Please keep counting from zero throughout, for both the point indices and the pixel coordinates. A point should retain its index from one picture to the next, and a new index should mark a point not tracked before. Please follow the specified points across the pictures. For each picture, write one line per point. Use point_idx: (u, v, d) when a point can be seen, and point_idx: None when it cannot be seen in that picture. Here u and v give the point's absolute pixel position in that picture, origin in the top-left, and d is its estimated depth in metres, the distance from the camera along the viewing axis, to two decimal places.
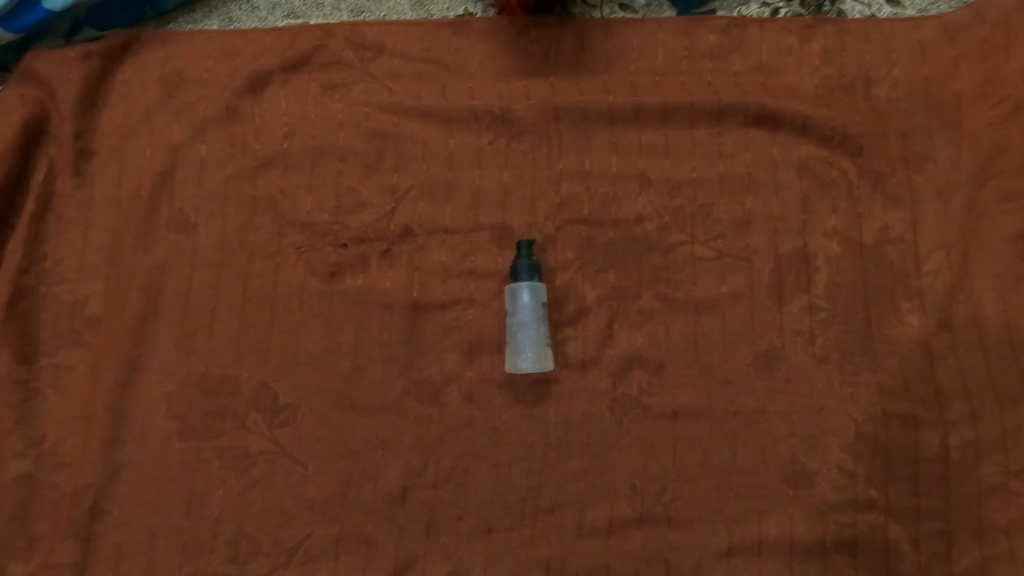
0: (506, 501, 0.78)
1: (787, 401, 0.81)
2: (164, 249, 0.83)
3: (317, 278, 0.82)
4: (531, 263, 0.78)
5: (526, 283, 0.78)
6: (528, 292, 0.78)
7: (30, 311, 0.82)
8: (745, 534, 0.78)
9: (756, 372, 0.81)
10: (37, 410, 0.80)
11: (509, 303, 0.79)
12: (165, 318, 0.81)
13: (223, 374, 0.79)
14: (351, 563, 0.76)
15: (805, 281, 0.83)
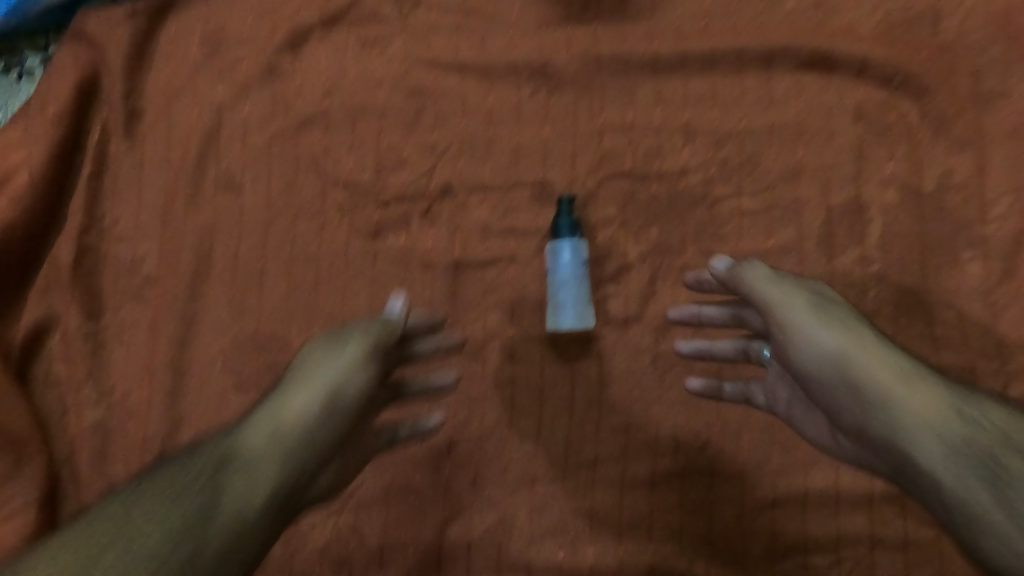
0: (549, 454, 0.79)
1: None
2: (213, 209, 0.85)
3: (361, 238, 0.83)
4: (571, 221, 0.78)
5: (567, 241, 0.78)
6: (568, 250, 0.77)
7: (94, 269, 0.85)
8: (790, 486, 0.78)
9: None
10: (105, 364, 0.83)
11: (550, 262, 0.79)
12: (217, 275, 0.83)
13: (274, 332, 0.81)
14: (401, 511, 0.78)
15: (858, 232, 0.81)
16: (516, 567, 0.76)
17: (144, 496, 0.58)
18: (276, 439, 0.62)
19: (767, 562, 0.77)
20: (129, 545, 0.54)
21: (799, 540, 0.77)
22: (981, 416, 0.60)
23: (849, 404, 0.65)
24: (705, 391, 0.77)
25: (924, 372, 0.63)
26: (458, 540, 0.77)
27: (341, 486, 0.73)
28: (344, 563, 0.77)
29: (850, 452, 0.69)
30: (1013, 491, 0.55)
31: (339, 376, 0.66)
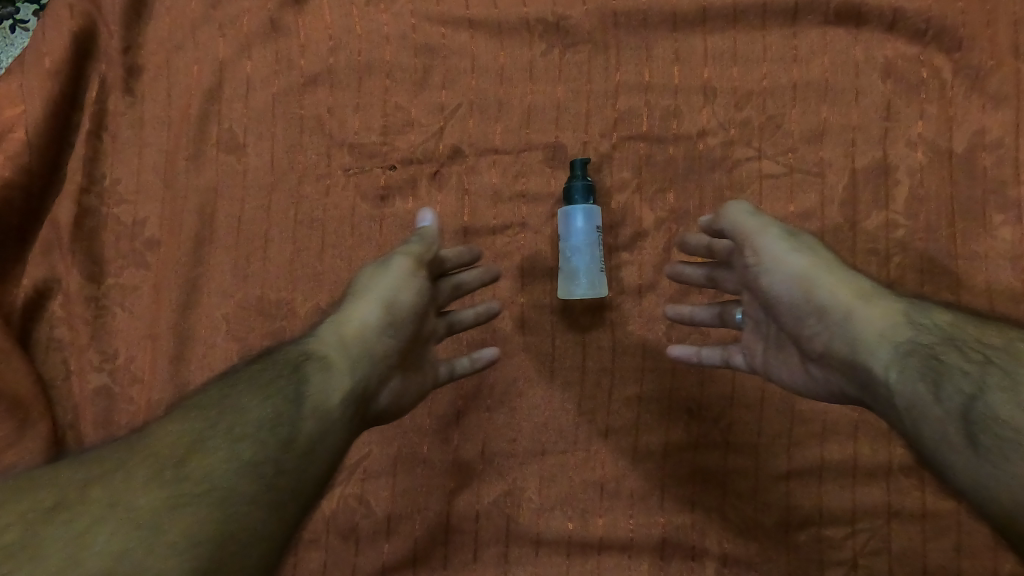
0: (560, 424, 0.77)
1: None
2: (215, 170, 0.82)
3: (367, 201, 0.80)
4: (586, 183, 0.74)
5: (581, 206, 0.75)
6: (582, 215, 0.75)
7: (94, 230, 0.83)
8: (806, 457, 0.76)
9: None
10: (108, 329, 0.81)
11: (563, 227, 0.76)
12: (220, 239, 0.81)
13: (279, 297, 0.79)
14: (409, 481, 0.77)
15: (883, 196, 0.78)
16: (525, 538, 0.75)
17: (237, 383, 0.56)
18: (348, 339, 0.62)
19: (781, 535, 0.75)
20: (233, 422, 0.52)
21: (814, 512, 0.76)
22: (932, 322, 0.56)
23: (816, 328, 0.61)
24: (689, 360, 0.73)
25: (881, 292, 0.59)
26: (466, 511, 0.76)
27: (389, 413, 0.68)
28: (350, 533, 0.76)
29: (821, 386, 0.63)
30: (951, 384, 0.51)
31: (398, 284, 0.67)
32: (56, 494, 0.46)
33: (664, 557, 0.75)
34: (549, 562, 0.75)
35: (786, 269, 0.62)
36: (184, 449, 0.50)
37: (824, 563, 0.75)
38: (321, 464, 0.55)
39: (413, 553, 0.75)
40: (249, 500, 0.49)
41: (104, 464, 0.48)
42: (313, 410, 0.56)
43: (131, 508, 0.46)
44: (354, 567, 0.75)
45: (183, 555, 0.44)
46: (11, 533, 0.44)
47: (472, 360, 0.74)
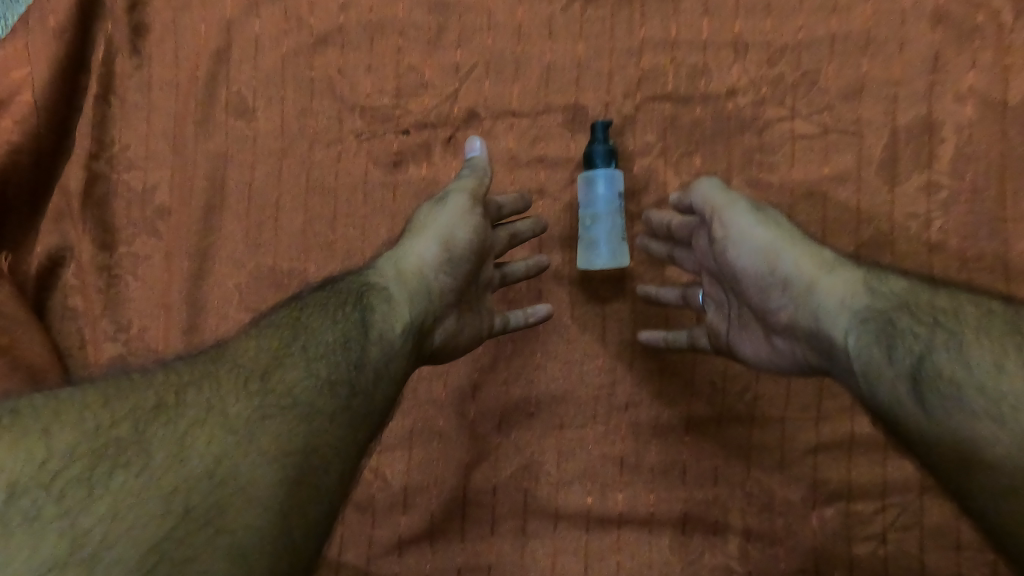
0: (578, 398, 0.75)
1: None
2: (225, 135, 0.80)
3: (380, 168, 0.78)
4: (607, 147, 0.71)
5: (601, 171, 0.71)
6: (603, 181, 0.71)
7: (105, 196, 0.82)
8: (835, 431, 0.74)
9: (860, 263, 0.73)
10: (121, 297, 0.80)
11: (583, 193, 0.73)
12: (231, 208, 0.79)
13: (291, 268, 0.78)
14: (425, 454, 0.76)
15: (926, 155, 0.73)
16: (543, 512, 0.74)
17: (306, 310, 0.59)
18: (409, 274, 0.64)
19: (807, 510, 0.73)
20: (309, 344, 0.56)
21: (842, 487, 0.73)
22: (887, 288, 0.58)
23: (780, 300, 0.63)
24: (657, 342, 0.74)
25: (843, 261, 0.61)
26: (483, 485, 0.75)
27: (450, 354, 0.69)
28: (367, 507, 0.76)
29: (787, 357, 0.65)
30: (903, 347, 0.54)
31: (455, 220, 0.67)
32: (154, 396, 0.49)
33: (685, 532, 0.74)
34: (567, 536, 0.74)
35: (747, 242, 0.64)
36: (265, 365, 0.53)
37: (851, 539, 0.73)
38: (386, 389, 0.58)
39: (429, 527, 0.74)
40: (328, 418, 0.52)
41: (199, 372, 0.51)
42: (378, 339, 0.58)
43: (227, 413, 0.49)
44: (371, 540, 0.75)
45: (275, 463, 0.48)
46: (125, 425, 0.46)
47: (524, 316, 0.73)
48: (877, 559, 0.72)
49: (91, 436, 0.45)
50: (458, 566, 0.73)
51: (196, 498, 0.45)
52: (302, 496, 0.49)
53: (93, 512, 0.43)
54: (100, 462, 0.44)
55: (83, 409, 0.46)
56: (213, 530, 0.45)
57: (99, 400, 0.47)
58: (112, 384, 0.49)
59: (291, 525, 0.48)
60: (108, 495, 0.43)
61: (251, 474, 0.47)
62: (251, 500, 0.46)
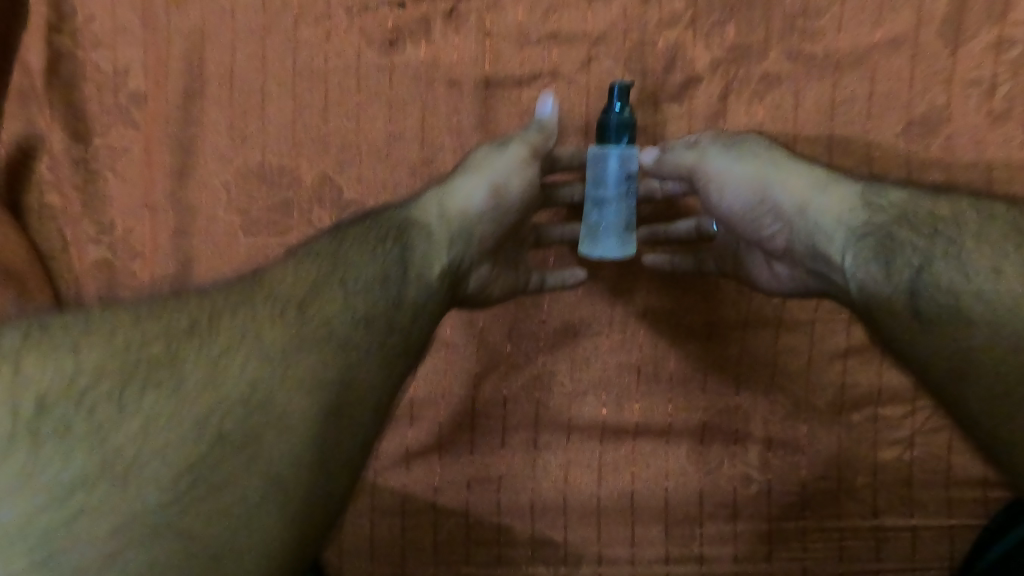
0: (593, 304, 0.70)
1: (944, 173, 0.65)
2: (198, 9, 0.70)
3: (374, 47, 0.69)
4: (622, 122, 0.59)
5: (614, 150, 0.60)
6: (615, 161, 0.60)
7: (73, 81, 0.73)
8: (869, 334, 0.69)
9: (908, 141, 0.65)
10: (102, 195, 0.74)
11: (590, 172, 0.62)
12: (212, 95, 0.71)
13: (281, 164, 0.71)
14: (431, 365, 0.71)
15: (998, 9, 0.63)
16: (555, 424, 0.70)
17: (345, 242, 0.56)
18: (449, 215, 0.60)
19: (834, 417, 0.70)
20: (348, 279, 0.54)
21: (872, 392, 0.70)
22: (883, 198, 0.56)
23: (773, 226, 0.60)
24: (663, 264, 0.67)
25: (835, 174, 0.59)
26: (493, 396, 0.70)
27: (491, 296, 0.65)
28: None
29: (787, 280, 0.63)
30: (902, 262, 0.53)
31: (511, 164, 0.61)
32: (186, 318, 0.48)
33: (704, 441, 0.71)
34: (581, 447, 0.71)
35: (734, 174, 0.60)
36: (301, 294, 0.52)
37: (878, 445, 0.71)
38: (425, 327, 0.56)
39: (437, 440, 0.71)
40: (364, 353, 0.52)
41: (233, 299, 0.50)
42: (416, 279, 0.56)
43: (263, 340, 0.49)
44: (376, 452, 0.71)
45: (312, 395, 0.48)
46: (160, 346, 0.46)
47: (562, 278, 0.67)
48: (902, 463, 0.71)
49: (123, 355, 0.45)
50: (468, 478, 0.71)
51: (231, 424, 0.46)
52: (340, 424, 0.49)
53: (124, 431, 0.43)
54: (131, 382, 0.45)
55: (115, 327, 0.46)
56: (247, 457, 0.46)
57: (131, 320, 0.47)
58: (143, 306, 0.48)
59: (329, 459, 0.49)
60: (140, 415, 0.44)
61: (289, 403, 0.48)
62: (286, 432, 0.47)
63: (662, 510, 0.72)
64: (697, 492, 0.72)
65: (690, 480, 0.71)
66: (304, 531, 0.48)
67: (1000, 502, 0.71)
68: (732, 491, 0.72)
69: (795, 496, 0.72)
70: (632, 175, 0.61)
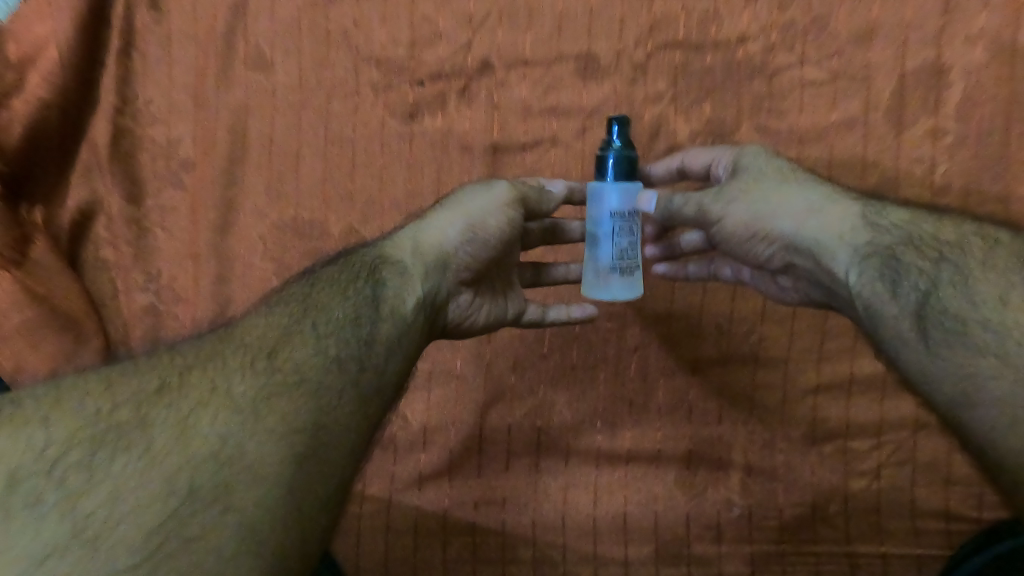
0: (588, 340, 0.79)
1: None
2: (245, 88, 0.82)
3: (396, 119, 0.80)
4: (622, 157, 0.63)
5: (613, 184, 0.63)
6: (616, 196, 0.63)
7: (131, 151, 0.84)
8: (836, 371, 0.77)
9: None
10: (151, 247, 0.84)
11: (590, 211, 0.65)
12: (253, 160, 0.82)
13: (312, 218, 0.81)
14: (443, 395, 0.80)
15: (934, 100, 0.74)
16: (555, 449, 0.79)
17: (317, 287, 0.60)
18: (424, 249, 0.65)
19: (807, 447, 0.77)
20: (319, 322, 0.57)
21: (840, 426, 0.77)
22: (885, 219, 0.60)
23: (770, 251, 0.65)
24: (676, 273, 0.76)
25: (836, 194, 0.62)
26: (499, 423, 0.79)
27: (473, 326, 0.71)
28: (388, 444, 0.80)
29: (793, 293, 0.69)
30: (907, 285, 0.55)
31: (489, 206, 0.67)
32: (157, 379, 0.49)
33: (690, 466, 0.78)
34: (579, 470, 0.79)
35: (744, 202, 0.64)
36: (272, 343, 0.54)
37: (847, 474, 0.77)
38: (397, 363, 0.59)
39: (448, 463, 0.79)
40: (338, 393, 0.53)
41: (204, 352, 0.52)
42: (389, 316, 0.59)
43: (231, 392, 0.50)
44: (393, 475, 0.80)
45: (288, 440, 0.49)
46: (128, 411, 0.46)
47: (567, 312, 0.73)
48: (870, 493, 0.76)
49: (92, 421, 0.45)
50: (475, 500, 0.78)
51: (202, 479, 0.45)
52: (314, 468, 0.49)
53: (94, 498, 0.42)
54: (100, 446, 0.44)
55: (84, 392, 0.47)
56: (219, 510, 0.44)
57: (100, 386, 0.48)
58: (111, 372, 0.49)
59: (303, 502, 0.48)
60: (110, 479, 0.43)
61: (256, 454, 0.47)
62: (260, 478, 0.46)
63: (652, 530, 0.78)
64: (684, 514, 0.78)
65: (678, 502, 0.78)
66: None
67: (965, 535, 0.75)
68: (716, 514, 0.78)
69: (773, 521, 0.77)
70: (612, 210, 0.64)
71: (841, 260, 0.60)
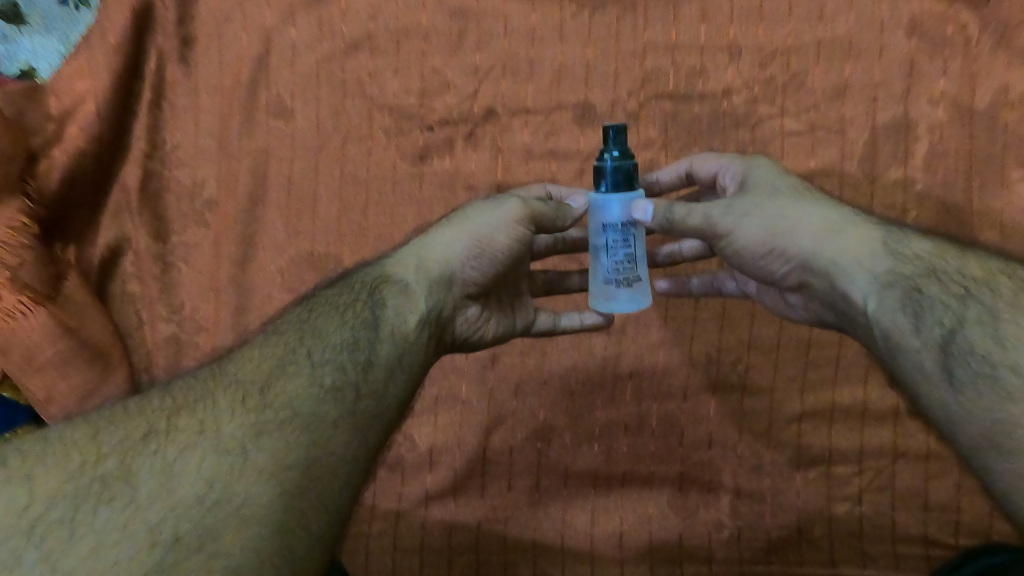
0: (586, 368, 0.85)
1: None
2: (266, 133, 0.88)
3: (407, 161, 0.86)
4: (616, 171, 0.64)
5: (612, 200, 0.65)
6: (614, 210, 0.65)
7: (159, 191, 0.91)
8: (818, 399, 0.82)
9: None
10: (176, 281, 0.89)
11: (592, 221, 0.67)
12: (273, 199, 0.88)
13: (327, 252, 0.86)
14: (449, 418, 0.85)
15: (903, 152, 0.81)
16: (554, 471, 0.83)
17: (316, 313, 0.64)
18: (426, 267, 0.68)
19: (792, 471, 0.81)
20: (314, 351, 0.59)
21: (823, 452, 0.81)
22: (906, 250, 0.62)
23: (784, 269, 0.66)
24: (673, 291, 0.81)
25: (854, 220, 0.64)
26: (501, 446, 0.84)
27: (485, 338, 0.74)
28: (396, 465, 0.85)
29: (800, 310, 0.72)
30: (930, 320, 0.57)
31: (496, 223, 0.69)
32: (143, 426, 0.51)
33: (682, 489, 0.82)
34: (577, 493, 0.83)
35: (759, 220, 0.65)
36: (266, 377, 0.56)
37: (831, 498, 0.80)
38: (400, 380, 0.61)
39: (452, 483, 0.84)
40: (332, 422, 0.55)
41: (189, 395, 0.54)
42: (388, 334, 0.62)
43: (217, 433, 0.52)
44: (400, 495, 0.85)
45: (275, 477, 0.50)
46: (113, 461, 0.49)
47: (580, 319, 0.78)
48: (853, 517, 0.80)
49: (79, 475, 0.48)
50: (478, 519, 0.83)
51: (185, 528, 0.47)
52: (302, 505, 0.50)
53: (79, 551, 0.45)
54: (86, 498, 0.47)
55: (72, 447, 0.49)
56: (206, 555, 0.46)
57: (88, 436, 0.50)
58: (101, 419, 0.52)
59: (292, 538, 0.49)
60: (93, 532, 0.45)
61: (246, 492, 0.49)
62: (248, 519, 0.48)
63: (647, 551, 0.81)
64: (677, 534, 0.81)
65: (671, 523, 0.82)
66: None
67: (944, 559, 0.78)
68: (706, 536, 0.81)
69: (761, 541, 0.80)
70: (605, 224, 0.66)
71: (860, 285, 0.61)
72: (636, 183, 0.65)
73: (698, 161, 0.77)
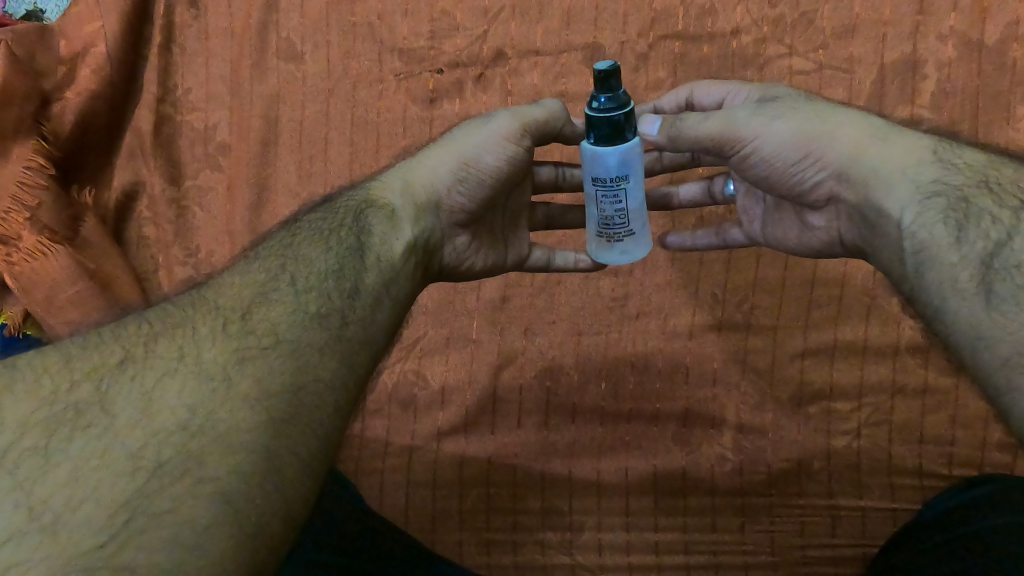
0: (595, 307, 0.88)
1: None
2: (276, 77, 0.90)
3: (417, 104, 0.87)
4: (613, 122, 0.60)
5: (609, 151, 0.61)
6: (613, 159, 0.62)
7: (172, 135, 0.93)
8: (821, 338, 0.84)
9: None
10: (191, 225, 0.91)
11: (586, 166, 0.64)
12: (285, 142, 0.89)
13: None
14: (460, 357, 0.89)
15: (910, 90, 0.81)
16: (563, 407, 0.86)
17: (295, 240, 0.62)
18: (415, 191, 0.68)
19: (791, 408, 0.83)
20: (297, 278, 0.57)
21: (824, 388, 0.83)
22: (958, 161, 0.58)
23: (819, 179, 0.63)
24: (683, 243, 0.80)
25: (906, 129, 0.61)
26: (511, 383, 0.87)
27: (473, 267, 0.74)
28: (409, 403, 0.89)
29: (819, 237, 0.69)
30: (975, 231, 0.53)
31: (486, 143, 0.69)
32: (121, 351, 0.49)
33: (686, 426, 0.84)
34: (584, 428, 0.86)
35: (797, 128, 0.63)
36: (248, 302, 0.54)
37: (830, 432, 0.82)
38: (388, 309, 0.60)
39: (463, 420, 0.87)
40: (319, 351, 0.53)
41: (172, 319, 0.52)
42: (375, 261, 0.61)
43: (200, 359, 0.49)
44: (413, 432, 0.88)
45: (261, 405, 0.48)
46: (88, 388, 0.46)
47: (574, 259, 0.79)
48: (852, 451, 0.81)
49: (48, 402, 0.45)
50: (489, 455, 0.86)
51: (168, 452, 0.44)
52: (291, 431, 0.48)
53: (54, 478, 0.42)
54: (58, 426, 0.44)
55: (44, 371, 0.46)
56: (192, 478, 0.43)
57: (58, 362, 0.47)
58: (75, 344, 0.49)
59: (281, 463, 0.46)
60: (69, 461, 0.43)
61: (232, 420, 0.46)
62: (234, 445, 0.45)
63: (651, 483, 0.84)
64: (681, 468, 0.83)
65: (675, 458, 0.84)
66: (262, 547, 0.44)
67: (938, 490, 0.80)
68: (710, 469, 0.83)
69: (762, 475, 0.82)
70: (594, 177, 0.64)
71: (897, 194, 0.58)
72: (628, 133, 0.61)
73: (700, 88, 0.74)
